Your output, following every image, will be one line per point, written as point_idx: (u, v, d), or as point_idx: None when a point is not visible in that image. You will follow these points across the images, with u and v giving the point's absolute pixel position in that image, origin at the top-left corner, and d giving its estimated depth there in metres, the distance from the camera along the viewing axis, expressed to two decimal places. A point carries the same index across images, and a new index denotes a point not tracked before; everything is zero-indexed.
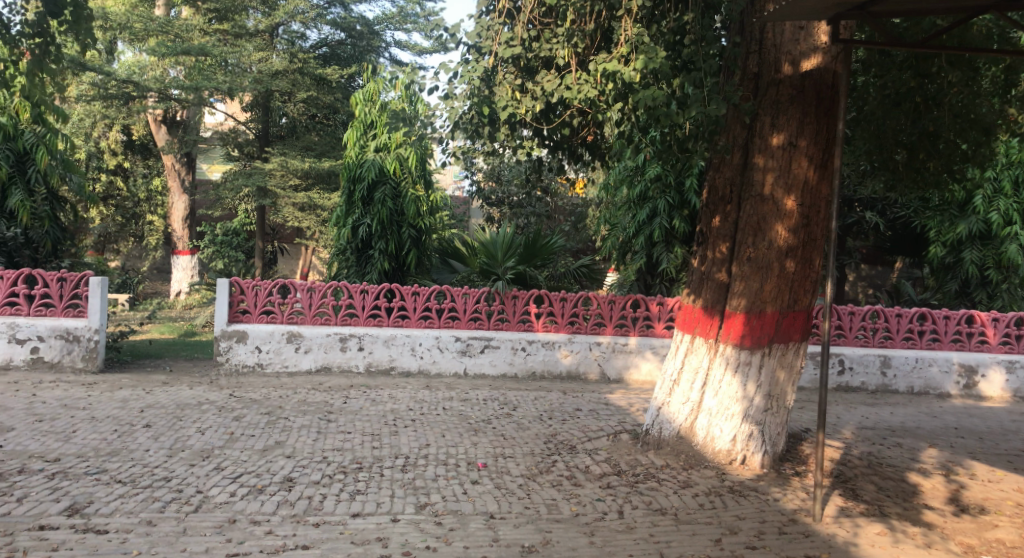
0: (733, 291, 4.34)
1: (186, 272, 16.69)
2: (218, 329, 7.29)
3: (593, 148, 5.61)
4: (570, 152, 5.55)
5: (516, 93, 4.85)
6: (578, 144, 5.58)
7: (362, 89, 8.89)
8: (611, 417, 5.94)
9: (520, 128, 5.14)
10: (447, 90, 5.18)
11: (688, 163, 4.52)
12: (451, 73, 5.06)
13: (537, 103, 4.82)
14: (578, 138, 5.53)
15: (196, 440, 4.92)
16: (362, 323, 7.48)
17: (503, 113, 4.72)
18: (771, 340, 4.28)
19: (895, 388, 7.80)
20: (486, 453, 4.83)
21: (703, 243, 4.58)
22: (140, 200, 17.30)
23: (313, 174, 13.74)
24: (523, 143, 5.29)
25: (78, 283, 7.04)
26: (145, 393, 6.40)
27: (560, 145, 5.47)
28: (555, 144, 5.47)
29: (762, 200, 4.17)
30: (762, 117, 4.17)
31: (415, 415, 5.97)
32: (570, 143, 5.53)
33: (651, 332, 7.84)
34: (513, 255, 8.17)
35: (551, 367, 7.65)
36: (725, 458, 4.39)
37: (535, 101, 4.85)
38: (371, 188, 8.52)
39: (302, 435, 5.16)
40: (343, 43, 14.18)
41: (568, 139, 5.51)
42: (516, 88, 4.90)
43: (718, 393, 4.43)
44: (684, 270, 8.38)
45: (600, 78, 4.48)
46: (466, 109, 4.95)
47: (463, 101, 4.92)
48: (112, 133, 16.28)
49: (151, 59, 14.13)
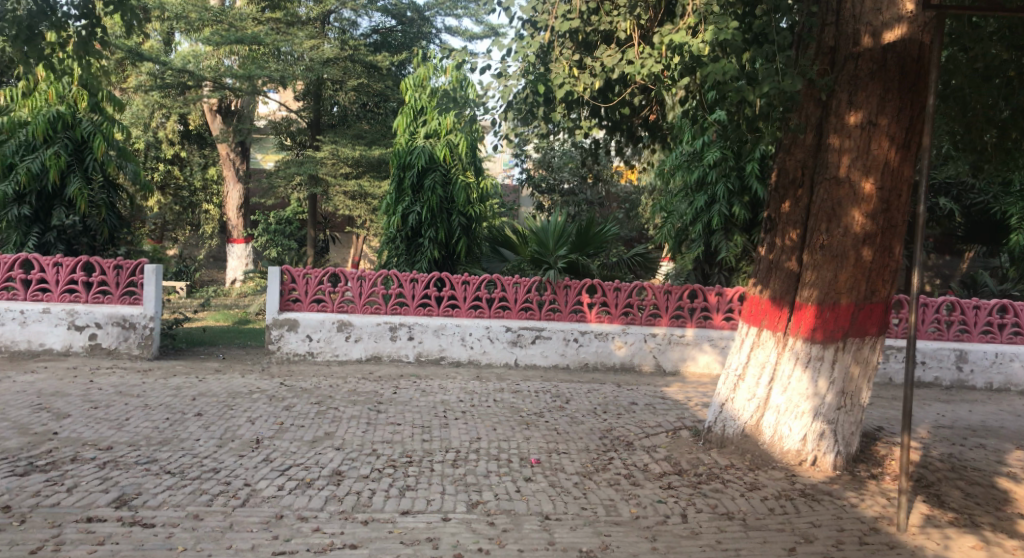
0: (803, 280, 4.04)
1: (240, 260, 17.02)
2: (270, 317, 7.30)
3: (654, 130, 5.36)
4: (630, 133, 5.32)
5: (574, 70, 4.63)
6: (637, 125, 5.33)
7: (412, 74, 8.81)
8: (668, 412, 5.70)
9: (578, 107, 4.94)
10: (501, 69, 4.99)
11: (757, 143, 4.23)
12: (506, 51, 4.93)
13: (597, 79, 4.61)
14: (638, 118, 5.29)
15: (246, 429, 4.89)
16: (412, 312, 7.41)
17: (560, 91, 4.52)
18: (846, 334, 3.98)
19: (972, 384, 7.31)
20: (539, 449, 4.66)
21: (770, 229, 4.28)
22: (197, 190, 17.70)
23: (364, 162, 13.78)
24: (580, 124, 5.09)
25: (134, 271, 7.14)
26: (198, 380, 6.45)
27: (619, 125, 5.24)
28: (613, 125, 5.25)
29: (837, 183, 3.84)
30: (838, 94, 3.84)
31: (466, 407, 5.83)
32: (631, 123, 5.29)
33: (708, 323, 7.53)
34: (566, 244, 7.96)
35: (604, 359, 7.43)
36: (794, 458, 4.12)
37: (594, 78, 4.63)
38: (421, 175, 8.40)
39: (351, 427, 5.10)
40: (394, 30, 14.15)
41: (628, 120, 5.26)
42: (574, 64, 4.69)
43: (787, 389, 4.14)
44: (744, 259, 8.02)
45: (665, 52, 4.23)
46: (520, 88, 4.80)
47: (518, 79, 4.76)
48: (170, 124, 16.67)
49: (206, 49, 14.37)
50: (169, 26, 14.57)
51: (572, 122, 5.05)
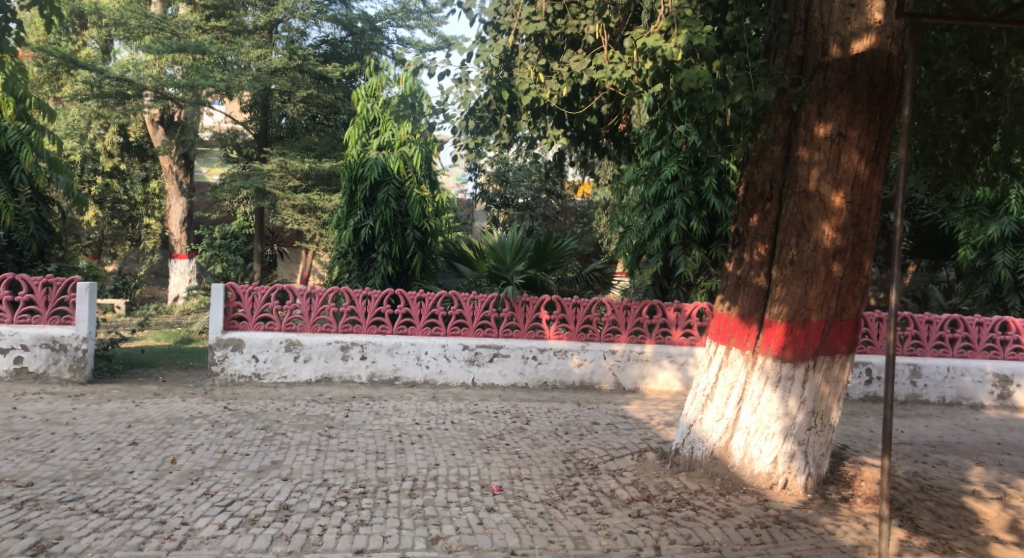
0: (772, 296, 3.93)
1: (183, 276, 16.35)
2: (213, 337, 6.90)
3: (618, 141, 5.22)
4: (595, 144, 5.19)
5: (541, 76, 4.51)
6: (602, 135, 5.20)
7: (364, 85, 8.56)
8: (632, 433, 5.54)
9: (543, 115, 4.80)
10: (462, 74, 4.83)
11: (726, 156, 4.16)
12: (466, 55, 4.78)
13: (564, 85, 4.50)
14: (603, 128, 5.16)
15: (185, 459, 4.52)
16: (365, 330, 7.10)
17: (525, 97, 4.37)
18: (816, 351, 3.89)
19: (925, 398, 7.39)
20: (501, 475, 4.43)
21: (738, 244, 4.18)
22: (137, 203, 16.95)
23: (314, 175, 13.38)
24: (545, 134, 4.94)
25: (65, 288, 6.65)
26: (134, 405, 6.02)
27: (585, 135, 5.10)
28: (578, 135, 5.11)
29: (806, 197, 3.77)
30: (807, 106, 3.79)
31: (423, 430, 5.56)
32: (597, 134, 5.17)
33: (668, 339, 7.43)
34: (524, 259, 7.77)
35: (563, 377, 7.25)
36: (765, 481, 4.00)
37: (560, 84, 4.50)
38: (374, 188, 8.14)
39: (300, 454, 4.77)
40: (344, 41, 13.87)
41: (593, 129, 5.13)
42: (540, 69, 4.58)
43: (756, 410, 4.03)
44: (703, 274, 7.97)
45: (637, 57, 4.11)
46: (482, 94, 4.65)
47: (479, 85, 4.62)
48: (108, 135, 15.96)
49: (148, 57, 13.81)
50: (107, 32, 13.94)
51: (537, 130, 4.90)
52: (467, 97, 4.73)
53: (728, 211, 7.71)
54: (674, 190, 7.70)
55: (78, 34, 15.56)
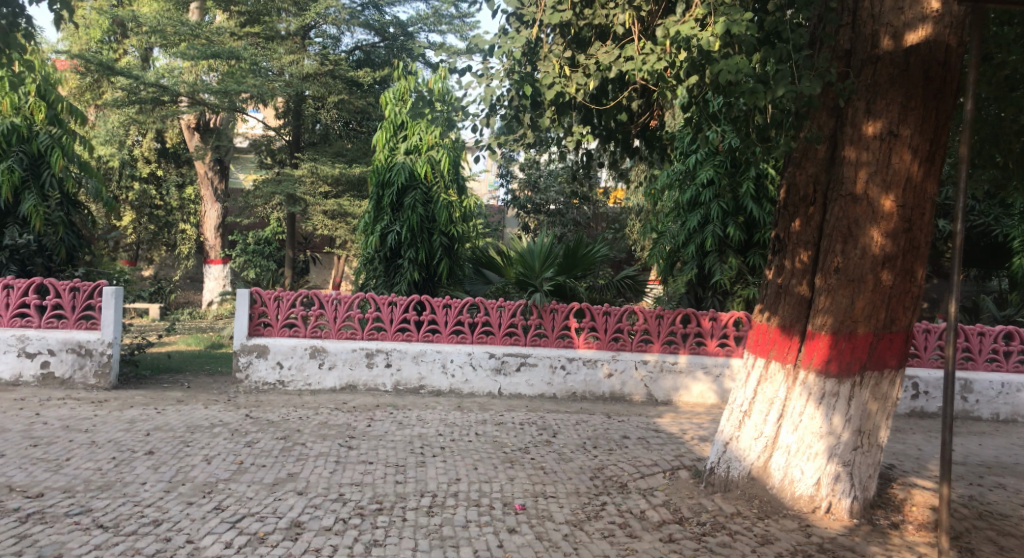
0: (815, 306, 3.66)
1: (217, 281, 16.52)
2: (238, 343, 6.83)
3: (650, 141, 4.96)
4: (625, 143, 4.94)
5: (567, 69, 4.29)
6: (633, 133, 4.96)
7: (392, 88, 8.41)
8: (664, 448, 5.28)
9: (569, 111, 4.59)
10: (484, 68, 4.76)
11: (765, 156, 3.90)
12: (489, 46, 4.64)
13: (592, 79, 4.29)
14: (634, 126, 4.93)
15: (200, 470, 4.41)
16: (390, 337, 6.96)
17: (549, 91, 4.19)
18: (864, 366, 3.60)
19: (977, 415, 6.96)
20: (525, 492, 4.23)
21: (778, 250, 3.91)
22: (173, 209, 17.19)
23: (344, 180, 13.37)
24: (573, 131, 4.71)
25: (92, 293, 6.64)
26: (156, 413, 5.96)
27: (615, 133, 4.88)
28: (607, 134, 4.87)
29: (853, 200, 3.50)
30: (855, 102, 3.51)
31: (445, 442, 5.38)
32: (626, 132, 4.92)
33: (702, 349, 7.14)
34: (553, 265, 7.57)
35: (593, 388, 7.01)
36: (807, 505, 3.71)
37: (587, 78, 4.30)
38: (401, 193, 8.01)
39: (318, 466, 4.62)
40: (376, 47, 13.85)
41: (623, 128, 4.91)
42: (565, 63, 4.38)
43: (798, 428, 3.75)
44: (740, 282, 7.66)
45: (669, 47, 3.89)
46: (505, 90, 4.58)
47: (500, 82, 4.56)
48: (145, 142, 16.22)
49: (184, 64, 14.00)
50: (146, 40, 14.18)
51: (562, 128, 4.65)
52: (491, 94, 4.60)
53: (766, 217, 7.38)
54: (710, 195, 7.42)
55: (119, 43, 15.88)
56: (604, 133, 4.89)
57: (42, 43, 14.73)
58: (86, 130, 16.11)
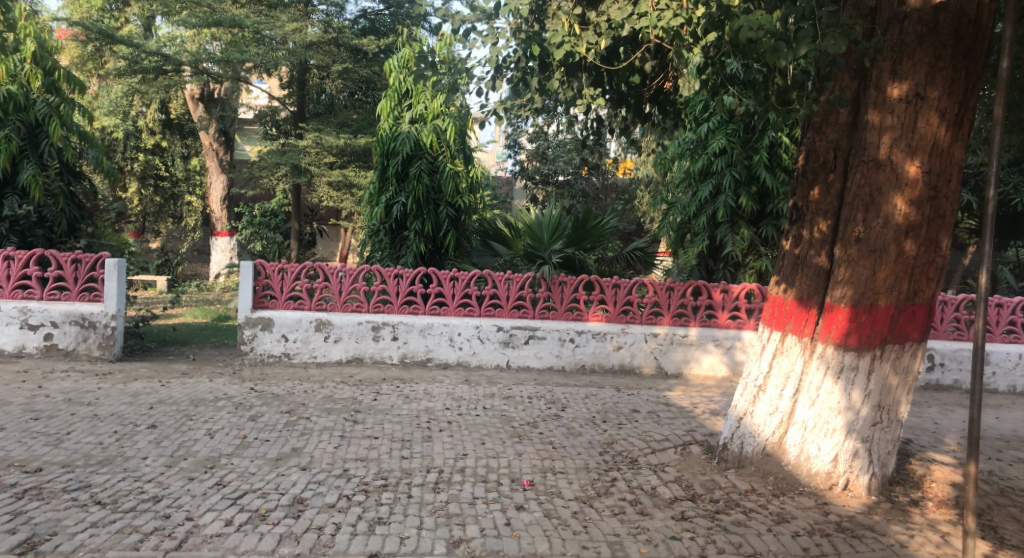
0: (834, 278, 3.49)
1: (224, 253, 16.37)
2: (242, 316, 6.73)
3: (664, 105, 4.76)
4: (637, 107, 4.76)
5: (577, 28, 4.15)
6: (645, 98, 4.77)
7: (397, 54, 8.19)
8: (675, 422, 5.18)
9: (580, 73, 4.46)
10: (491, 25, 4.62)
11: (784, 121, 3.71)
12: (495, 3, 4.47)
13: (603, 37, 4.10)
14: (646, 90, 4.74)
15: (203, 445, 4.33)
16: (396, 310, 6.86)
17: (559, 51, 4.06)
18: (884, 340, 3.45)
19: (994, 388, 6.81)
20: (533, 468, 4.15)
21: (796, 219, 3.73)
22: (179, 181, 17.08)
23: (349, 151, 13.18)
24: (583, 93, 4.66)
25: (94, 265, 6.55)
26: (160, 385, 5.89)
27: (626, 97, 4.71)
28: (618, 97, 4.74)
29: (876, 166, 3.31)
30: (880, 63, 3.31)
31: (452, 416, 5.29)
32: (639, 95, 4.74)
33: (713, 322, 7.01)
34: (561, 237, 7.40)
35: (602, 361, 6.90)
36: (824, 482, 3.61)
37: (598, 37, 4.18)
38: (406, 162, 7.84)
39: (322, 441, 4.54)
40: (381, 15, 13.50)
41: (634, 91, 4.72)
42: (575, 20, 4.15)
43: (814, 402, 3.63)
44: (752, 253, 7.50)
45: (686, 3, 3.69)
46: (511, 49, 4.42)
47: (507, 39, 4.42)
48: (149, 113, 16.03)
49: (187, 33, 13.77)
50: (147, 7, 13.92)
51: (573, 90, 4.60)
52: (497, 54, 4.48)
53: (780, 186, 7.18)
54: (722, 163, 7.20)
55: (121, 11, 15.62)
56: (616, 96, 4.75)
57: (43, 11, 14.50)
58: (89, 100, 15.93)
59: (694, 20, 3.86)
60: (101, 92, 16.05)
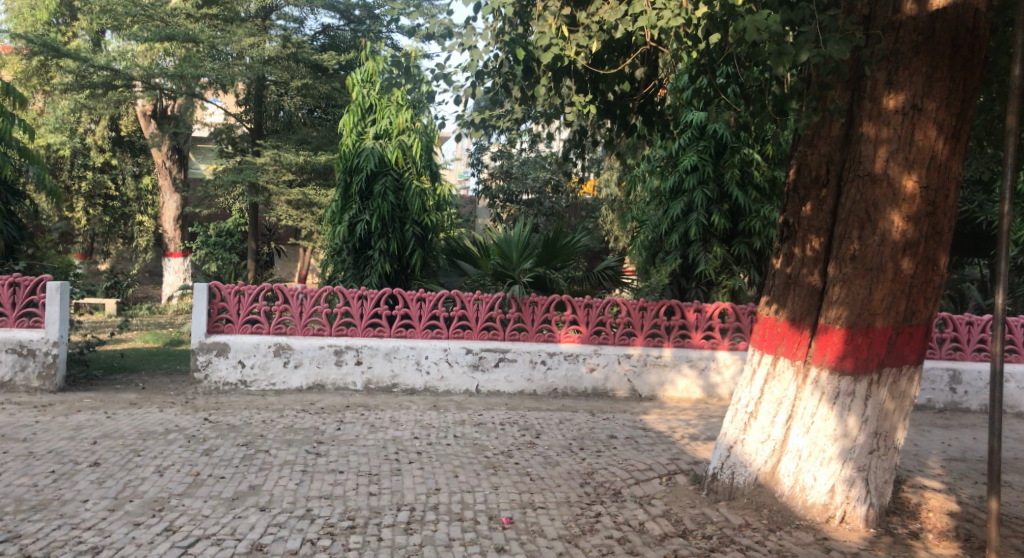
0: (828, 298, 3.35)
1: (177, 274, 15.78)
2: (195, 341, 6.33)
3: (649, 117, 4.64)
4: (623, 120, 4.65)
5: (565, 30, 3.94)
6: (631, 110, 4.65)
7: (359, 69, 7.93)
8: (655, 449, 4.98)
9: (564, 77, 4.30)
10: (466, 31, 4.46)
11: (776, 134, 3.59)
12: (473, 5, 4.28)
13: (594, 39, 3.96)
14: (632, 101, 4.63)
15: (150, 484, 3.95)
16: (360, 333, 6.54)
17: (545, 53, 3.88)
18: (881, 363, 3.31)
19: (966, 406, 6.77)
20: (511, 503, 3.89)
21: (787, 237, 3.60)
22: (130, 200, 16.44)
23: (309, 168, 12.82)
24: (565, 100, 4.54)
25: (34, 288, 6.10)
26: (105, 417, 5.46)
27: (611, 108, 4.59)
28: (605, 107, 4.59)
29: (872, 181, 3.20)
30: (876, 74, 3.21)
31: (422, 446, 4.98)
32: (625, 108, 4.64)
33: (687, 342, 6.86)
34: (531, 256, 7.16)
35: (574, 384, 6.68)
36: (820, 514, 3.44)
37: (587, 39, 3.98)
38: (370, 180, 7.56)
39: (282, 478, 4.19)
40: (342, 31, 13.23)
41: (620, 101, 4.62)
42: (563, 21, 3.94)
43: (809, 430, 3.46)
44: (724, 272, 7.41)
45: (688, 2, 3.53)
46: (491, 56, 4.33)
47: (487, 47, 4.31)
48: (98, 129, 15.40)
49: (138, 48, 13.28)
50: (97, 21, 13.40)
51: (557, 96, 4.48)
52: (476, 59, 4.34)
53: (751, 204, 7.16)
54: (694, 181, 7.09)
55: (69, 25, 15.02)
56: (603, 106, 4.61)
57: None
58: (34, 116, 15.24)
59: (694, 20, 3.73)
60: (46, 107, 15.38)
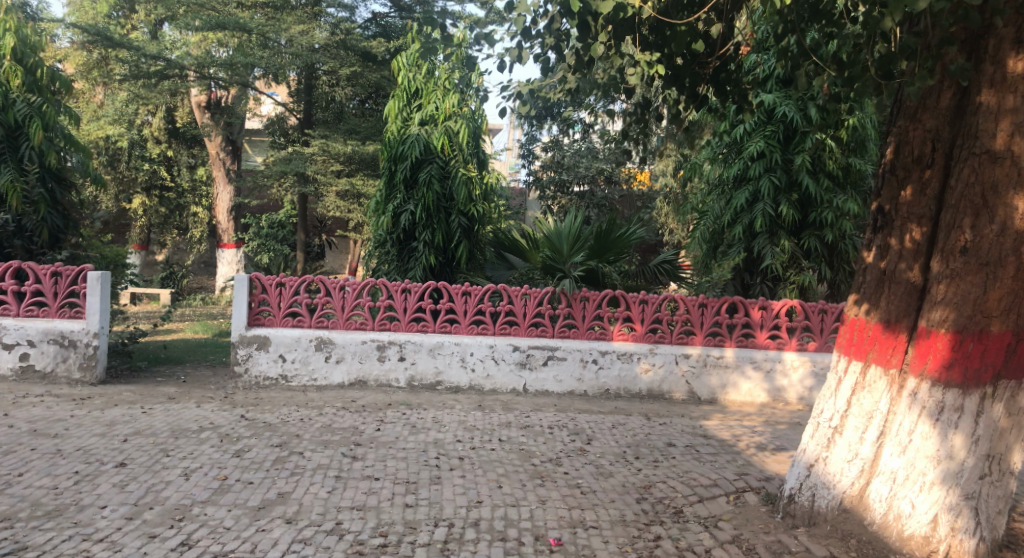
0: (931, 297, 2.82)
1: (230, 265, 15.96)
2: (236, 334, 6.12)
3: (722, 85, 4.14)
4: (693, 89, 4.13)
5: None
6: (702, 78, 4.15)
7: (405, 51, 7.58)
8: (718, 460, 4.52)
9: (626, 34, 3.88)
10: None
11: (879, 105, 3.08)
12: None
13: None
14: (703, 69, 4.12)
15: (173, 490, 3.75)
16: (404, 328, 6.23)
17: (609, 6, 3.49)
18: (998, 374, 2.77)
19: None
20: (560, 521, 3.52)
21: (881, 227, 3.08)
22: (185, 192, 16.65)
23: (357, 158, 12.64)
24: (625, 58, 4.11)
25: (76, 278, 5.99)
26: (141, 412, 5.31)
27: (680, 74, 4.07)
28: (673, 75, 4.09)
29: (991, 160, 2.68)
30: (1002, 31, 2.70)
31: (464, 451, 4.65)
32: (695, 74, 4.10)
33: (751, 342, 6.34)
34: (582, 249, 6.75)
35: (628, 385, 6.25)
36: (921, 548, 2.86)
37: None
38: (415, 168, 7.26)
39: (314, 484, 3.92)
40: (391, 19, 12.99)
41: (689, 68, 4.09)
42: None
43: (906, 450, 2.92)
44: (792, 267, 6.82)
45: None
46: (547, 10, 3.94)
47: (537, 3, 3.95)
48: (155, 120, 15.59)
49: (192, 38, 13.31)
50: (153, 12, 13.49)
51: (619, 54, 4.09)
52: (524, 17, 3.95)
53: (823, 194, 6.56)
54: (760, 168, 6.55)
55: (126, 18, 15.16)
56: (670, 74, 4.10)
57: (46, 18, 14.09)
58: (94, 110, 15.52)
59: None
60: (106, 100, 15.62)
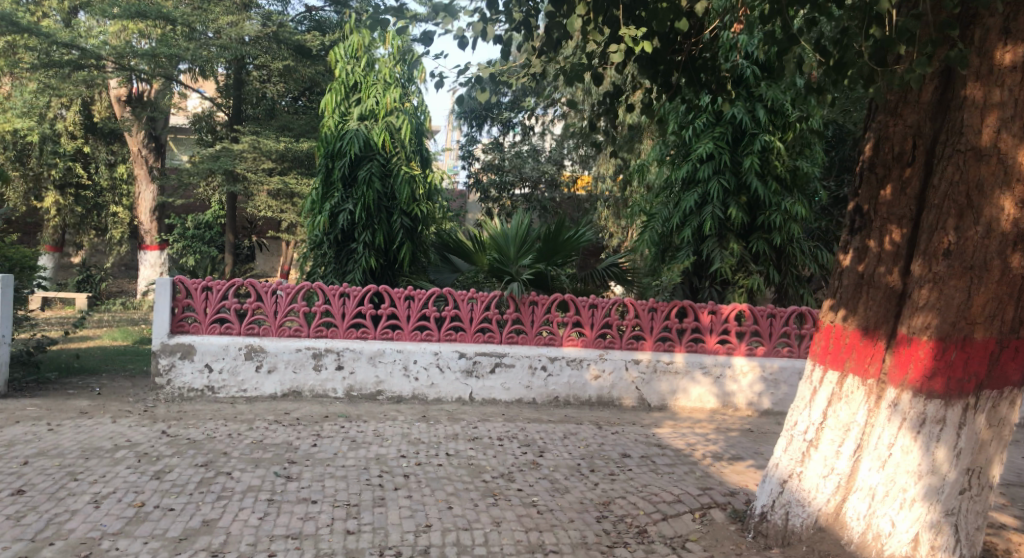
0: (912, 303, 2.69)
1: (153, 268, 15.19)
2: (156, 343, 5.60)
3: (696, 72, 4.02)
4: (668, 76, 3.99)
5: None
6: (677, 64, 4.02)
7: (343, 43, 7.16)
8: (676, 472, 4.34)
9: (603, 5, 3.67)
10: None
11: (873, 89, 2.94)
12: None
13: None
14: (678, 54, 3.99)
15: (80, 521, 3.29)
16: (342, 335, 5.84)
17: None
18: (980, 384, 2.65)
19: None
20: (518, 545, 3.25)
21: (858, 228, 2.94)
22: (104, 190, 15.63)
23: (290, 156, 12.06)
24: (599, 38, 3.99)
25: None
26: (46, 430, 4.75)
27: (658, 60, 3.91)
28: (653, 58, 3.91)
29: (976, 157, 2.56)
30: (988, 23, 2.61)
31: (409, 467, 4.31)
32: (669, 63, 3.97)
33: (701, 347, 6.22)
34: (530, 252, 6.50)
35: (577, 392, 6.04)
36: None
37: None
38: (354, 165, 6.87)
39: (244, 510, 3.52)
40: (326, 14, 12.49)
41: (665, 53, 3.93)
42: None
43: (885, 465, 2.77)
44: (741, 271, 6.73)
45: None
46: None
47: None
48: (70, 113, 14.56)
49: (111, 27, 12.46)
50: None
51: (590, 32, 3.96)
52: None
53: (771, 197, 6.51)
54: (709, 170, 6.46)
55: (35, 2, 14.06)
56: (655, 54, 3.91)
57: None
58: (1, 101, 14.36)
59: None
60: (13, 90, 14.48)
